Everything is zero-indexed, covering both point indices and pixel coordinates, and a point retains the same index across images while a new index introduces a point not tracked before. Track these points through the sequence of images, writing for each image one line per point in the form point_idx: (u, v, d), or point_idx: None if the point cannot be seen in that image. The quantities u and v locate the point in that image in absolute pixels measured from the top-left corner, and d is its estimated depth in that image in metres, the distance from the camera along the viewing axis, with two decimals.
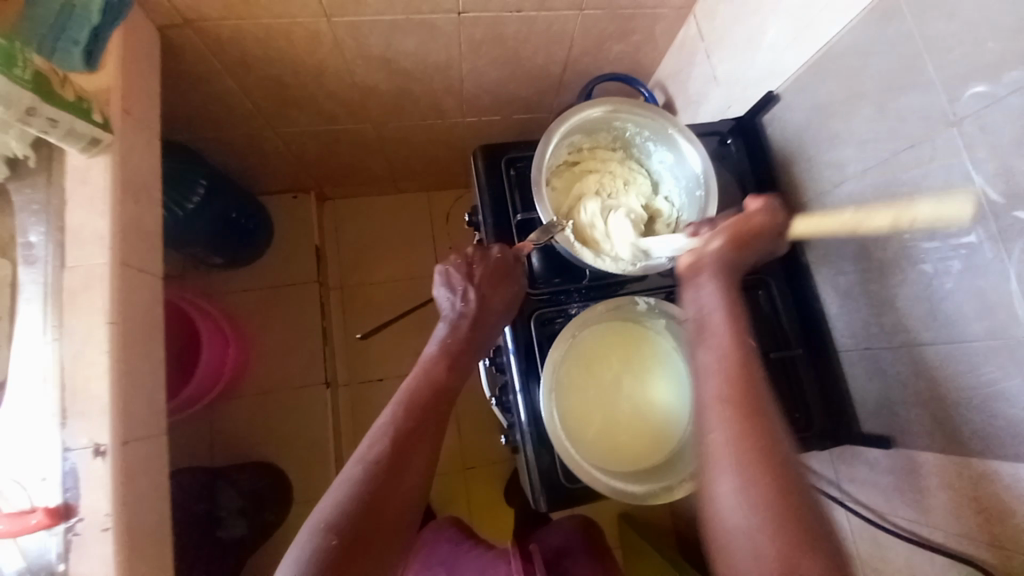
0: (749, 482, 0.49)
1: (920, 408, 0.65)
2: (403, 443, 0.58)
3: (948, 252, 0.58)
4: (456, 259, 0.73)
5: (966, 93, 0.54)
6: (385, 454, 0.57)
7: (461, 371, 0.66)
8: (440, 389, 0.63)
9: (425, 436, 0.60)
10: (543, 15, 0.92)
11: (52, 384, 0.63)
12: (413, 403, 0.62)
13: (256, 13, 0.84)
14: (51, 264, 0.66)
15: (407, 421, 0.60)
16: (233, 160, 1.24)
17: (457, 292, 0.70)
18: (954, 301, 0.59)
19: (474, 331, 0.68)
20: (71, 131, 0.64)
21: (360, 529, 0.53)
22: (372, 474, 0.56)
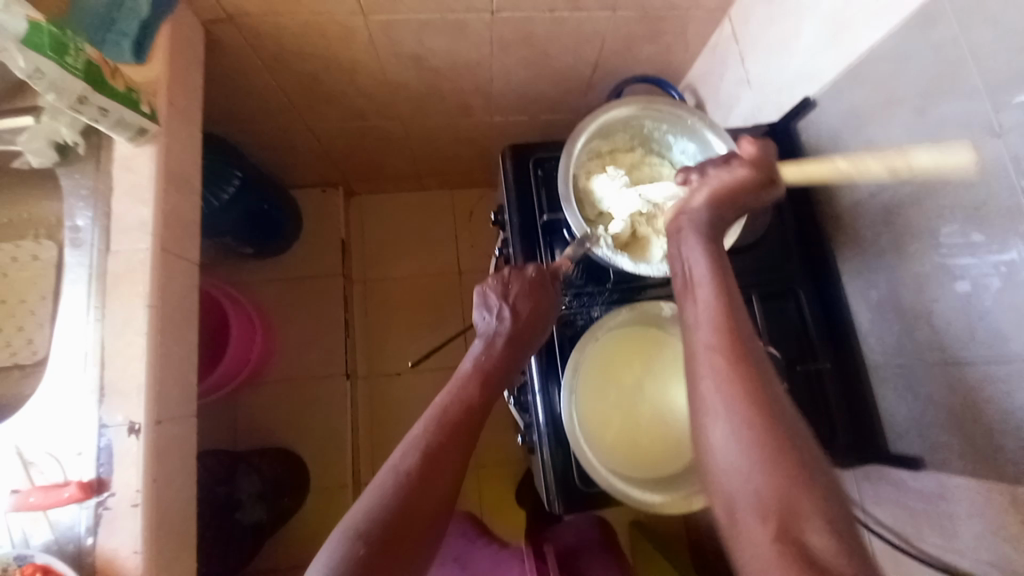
0: (746, 422, 0.52)
1: (954, 429, 0.63)
2: (434, 457, 0.59)
3: (988, 269, 0.56)
4: (493, 279, 0.71)
5: (1011, 104, 0.52)
6: (416, 466, 0.58)
7: (493, 388, 0.66)
8: (471, 406, 0.64)
9: (456, 452, 0.61)
10: (575, 16, 0.93)
11: (93, 361, 0.66)
12: (446, 419, 0.63)
13: (296, 10, 0.86)
14: (97, 247, 0.69)
15: (438, 435, 0.61)
16: (267, 153, 1.27)
17: (493, 311, 0.69)
18: (993, 320, 0.57)
19: (508, 351, 0.67)
20: (121, 120, 0.68)
21: (387, 537, 0.54)
22: (403, 485, 0.57)
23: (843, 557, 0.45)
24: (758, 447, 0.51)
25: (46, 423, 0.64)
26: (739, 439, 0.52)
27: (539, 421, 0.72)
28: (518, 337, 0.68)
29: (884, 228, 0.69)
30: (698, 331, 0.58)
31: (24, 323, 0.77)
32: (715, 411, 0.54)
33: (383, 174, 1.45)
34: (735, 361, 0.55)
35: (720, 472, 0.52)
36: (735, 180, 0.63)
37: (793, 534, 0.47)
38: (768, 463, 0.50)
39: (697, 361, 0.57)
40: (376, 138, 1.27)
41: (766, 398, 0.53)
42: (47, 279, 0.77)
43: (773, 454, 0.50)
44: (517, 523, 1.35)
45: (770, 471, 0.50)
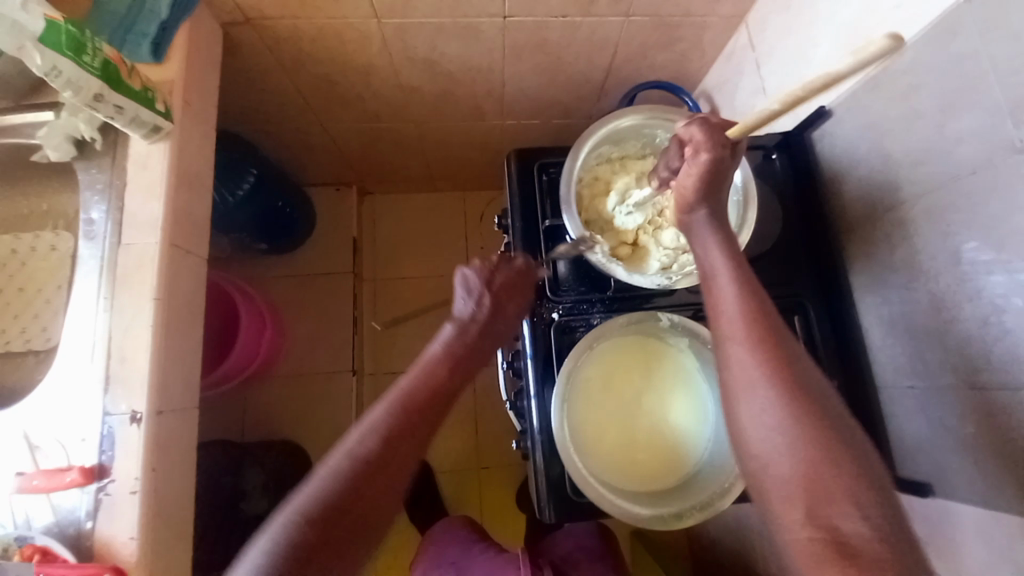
0: (780, 407, 0.52)
1: (968, 455, 0.60)
2: (393, 443, 0.58)
3: (1011, 288, 0.53)
4: (478, 264, 0.71)
5: None
6: (375, 450, 0.57)
7: (462, 375, 0.66)
8: (437, 392, 0.63)
9: (416, 439, 0.60)
10: (588, 21, 0.92)
11: (100, 351, 0.68)
12: (410, 404, 0.62)
13: (310, 13, 0.88)
14: (109, 240, 0.71)
15: (400, 421, 0.60)
16: (282, 152, 1.29)
17: (473, 296, 0.69)
18: (1014, 343, 0.54)
19: (483, 337, 0.68)
20: (135, 118, 0.70)
21: (338, 518, 0.53)
22: (359, 469, 0.56)
23: (876, 543, 0.46)
24: (792, 433, 0.51)
25: (53, 409, 0.66)
26: (774, 424, 0.52)
27: (533, 427, 0.71)
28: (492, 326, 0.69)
29: (900, 243, 0.66)
30: (722, 319, 0.58)
31: (40, 312, 0.80)
32: (747, 396, 0.54)
33: (395, 175, 1.46)
34: (766, 346, 0.55)
35: (753, 458, 0.53)
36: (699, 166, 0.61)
37: (825, 520, 0.48)
38: (803, 449, 0.50)
39: (724, 348, 0.57)
40: (389, 140, 1.28)
41: (795, 379, 0.53)
42: (63, 270, 0.81)
43: (808, 440, 0.50)
44: (515, 528, 1.35)
45: (805, 457, 0.50)
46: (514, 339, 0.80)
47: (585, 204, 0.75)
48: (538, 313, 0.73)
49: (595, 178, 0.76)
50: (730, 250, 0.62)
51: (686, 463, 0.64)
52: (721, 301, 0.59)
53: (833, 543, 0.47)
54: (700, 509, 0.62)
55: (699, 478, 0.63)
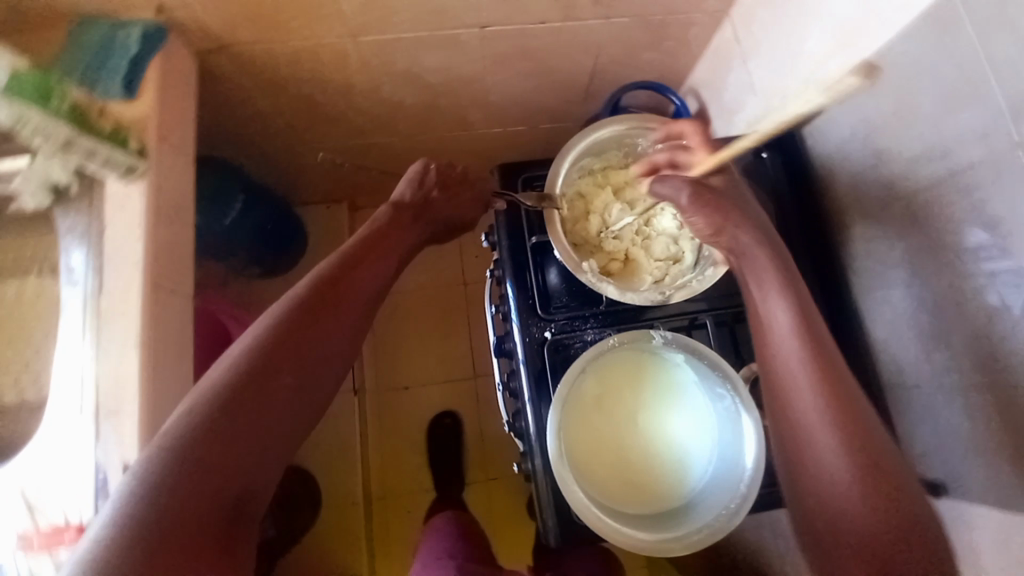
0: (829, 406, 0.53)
1: (981, 457, 0.58)
2: (337, 284, 0.71)
3: (1014, 280, 0.51)
4: (423, 167, 0.86)
5: None
6: (321, 289, 0.69)
7: (397, 245, 0.80)
8: (377, 254, 0.77)
9: (358, 283, 0.73)
10: (569, 26, 0.90)
11: (91, 402, 0.66)
12: (353, 259, 0.74)
13: (285, 36, 0.86)
14: (91, 287, 0.70)
15: (345, 270, 0.73)
16: (269, 173, 1.28)
17: (414, 190, 0.84)
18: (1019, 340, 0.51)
19: (419, 224, 0.83)
20: (108, 160, 0.71)
21: (251, 375, 0.60)
22: (305, 302, 0.67)
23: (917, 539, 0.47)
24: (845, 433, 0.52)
25: (47, 464, 0.65)
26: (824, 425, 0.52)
27: (534, 449, 0.70)
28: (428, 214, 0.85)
29: (899, 240, 0.64)
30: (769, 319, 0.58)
31: (31, 360, 0.79)
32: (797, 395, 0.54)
33: (386, 189, 1.44)
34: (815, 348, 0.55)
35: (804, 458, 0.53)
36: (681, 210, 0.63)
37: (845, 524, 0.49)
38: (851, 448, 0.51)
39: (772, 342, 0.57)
40: (376, 155, 1.26)
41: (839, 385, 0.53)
42: (51, 317, 0.80)
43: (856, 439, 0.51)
44: (524, 535, 1.35)
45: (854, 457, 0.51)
46: (508, 358, 0.78)
47: (569, 226, 0.73)
48: (531, 333, 0.72)
49: (579, 193, 0.75)
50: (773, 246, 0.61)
51: (688, 481, 0.62)
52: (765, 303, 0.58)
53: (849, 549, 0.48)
54: (706, 531, 0.59)
55: (702, 497, 0.61)
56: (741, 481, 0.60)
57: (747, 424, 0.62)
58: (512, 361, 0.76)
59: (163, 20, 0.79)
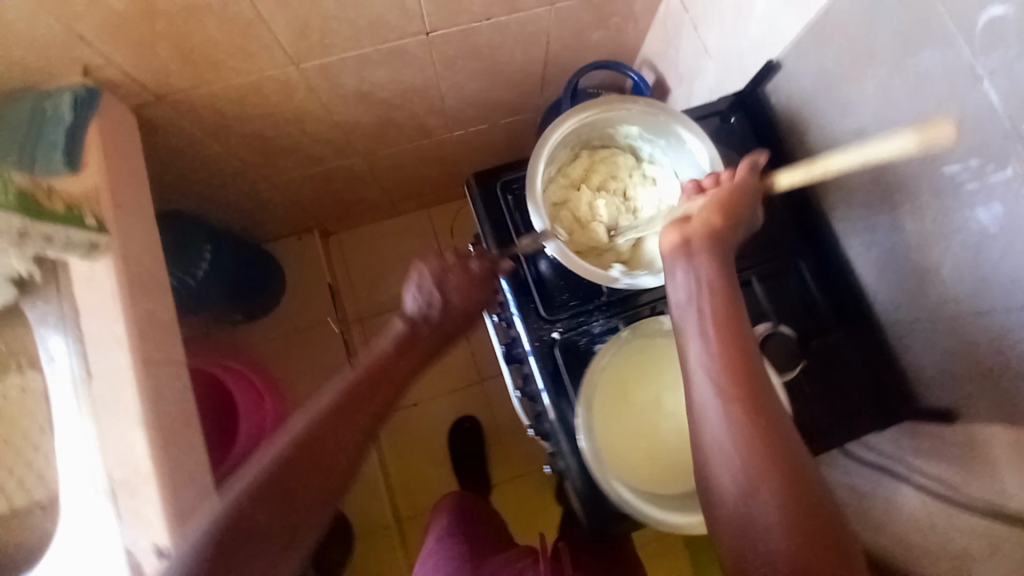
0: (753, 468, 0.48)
1: (982, 375, 0.59)
2: (329, 428, 0.59)
3: (982, 193, 0.54)
4: (432, 259, 0.67)
5: (981, 21, 0.49)
6: (314, 437, 0.58)
7: (408, 367, 0.65)
8: (380, 378, 0.63)
9: (351, 425, 0.60)
10: (514, 18, 0.88)
11: (105, 492, 0.64)
12: (354, 391, 0.61)
13: (225, 75, 0.82)
14: (78, 375, 0.67)
15: (341, 409, 0.60)
16: (233, 218, 1.23)
17: (425, 294, 0.66)
18: (1001, 252, 0.54)
19: (434, 336, 0.66)
20: (69, 242, 0.66)
21: (280, 491, 0.56)
22: (298, 451, 0.57)
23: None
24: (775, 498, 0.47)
25: (76, 560, 0.64)
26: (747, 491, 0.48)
27: (562, 450, 0.69)
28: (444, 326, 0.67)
29: (875, 184, 0.66)
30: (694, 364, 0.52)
31: (32, 459, 0.76)
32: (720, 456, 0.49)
33: (355, 211, 1.40)
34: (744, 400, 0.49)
35: (727, 526, 0.49)
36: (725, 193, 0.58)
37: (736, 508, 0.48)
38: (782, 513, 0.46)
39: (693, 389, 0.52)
40: (340, 178, 1.23)
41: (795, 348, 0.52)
42: (43, 412, 0.76)
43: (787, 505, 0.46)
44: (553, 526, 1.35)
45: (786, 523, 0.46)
46: (519, 364, 0.78)
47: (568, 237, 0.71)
48: (538, 335, 0.71)
49: (557, 206, 0.73)
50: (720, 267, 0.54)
51: None
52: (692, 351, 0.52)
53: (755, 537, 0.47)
54: None
55: None
56: None
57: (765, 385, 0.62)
58: (524, 366, 0.75)
59: (92, 81, 0.75)
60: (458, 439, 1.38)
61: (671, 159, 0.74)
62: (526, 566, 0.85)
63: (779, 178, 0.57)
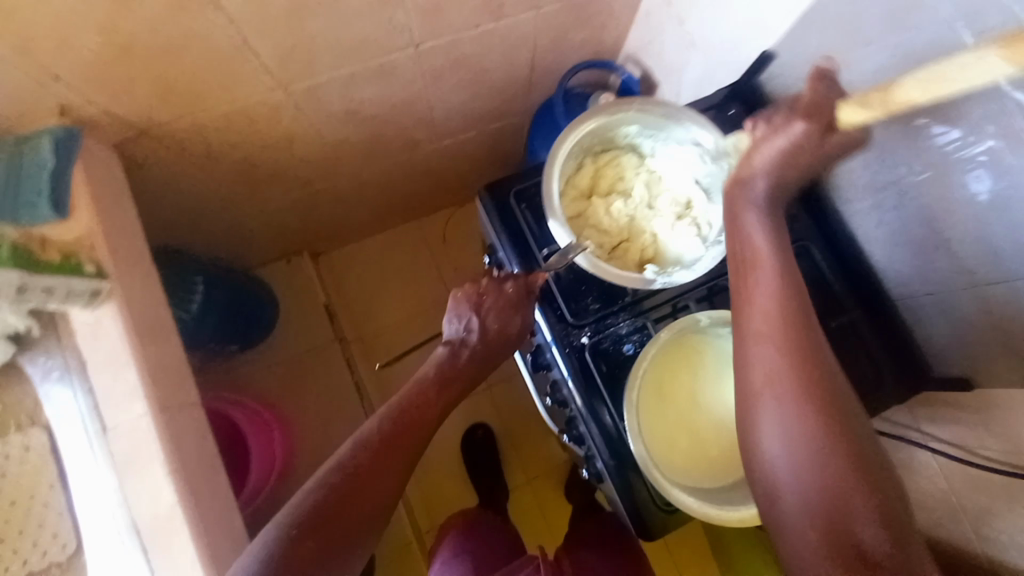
0: (798, 420, 0.51)
1: (994, 340, 0.62)
2: (379, 454, 0.61)
3: (971, 165, 0.58)
4: (468, 286, 0.72)
5: None
6: (363, 463, 0.60)
7: (451, 391, 0.69)
8: (427, 407, 0.67)
9: (399, 453, 0.62)
10: (501, 24, 0.87)
11: (135, 544, 0.63)
12: (401, 419, 0.64)
13: (210, 104, 0.78)
14: (92, 430, 0.65)
15: (389, 436, 0.63)
16: (221, 249, 1.19)
17: (464, 321, 0.71)
18: (994, 218, 0.57)
19: (472, 364, 0.71)
20: (70, 292, 0.63)
21: (329, 521, 0.56)
22: (347, 478, 0.59)
23: (892, 559, 0.45)
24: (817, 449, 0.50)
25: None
26: (790, 441, 0.51)
27: (600, 451, 0.69)
28: (484, 351, 0.71)
29: (877, 166, 0.69)
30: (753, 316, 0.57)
31: (42, 519, 0.72)
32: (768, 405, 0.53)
33: (346, 228, 1.37)
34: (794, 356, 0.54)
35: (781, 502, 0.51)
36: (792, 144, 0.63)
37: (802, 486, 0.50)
38: (822, 462, 0.49)
39: (748, 347, 0.56)
40: (329, 198, 1.19)
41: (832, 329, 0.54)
42: (51, 467, 0.72)
43: (828, 456, 0.49)
44: (560, 536, 1.34)
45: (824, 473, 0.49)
46: (546, 371, 0.78)
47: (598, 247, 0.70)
48: (568, 341, 0.72)
49: (576, 218, 0.72)
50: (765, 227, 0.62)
51: None
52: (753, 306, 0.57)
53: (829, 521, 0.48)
54: None
55: None
56: None
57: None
58: (552, 372, 0.75)
59: (71, 121, 0.71)
60: (471, 448, 1.37)
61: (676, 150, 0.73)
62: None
63: (842, 111, 0.64)
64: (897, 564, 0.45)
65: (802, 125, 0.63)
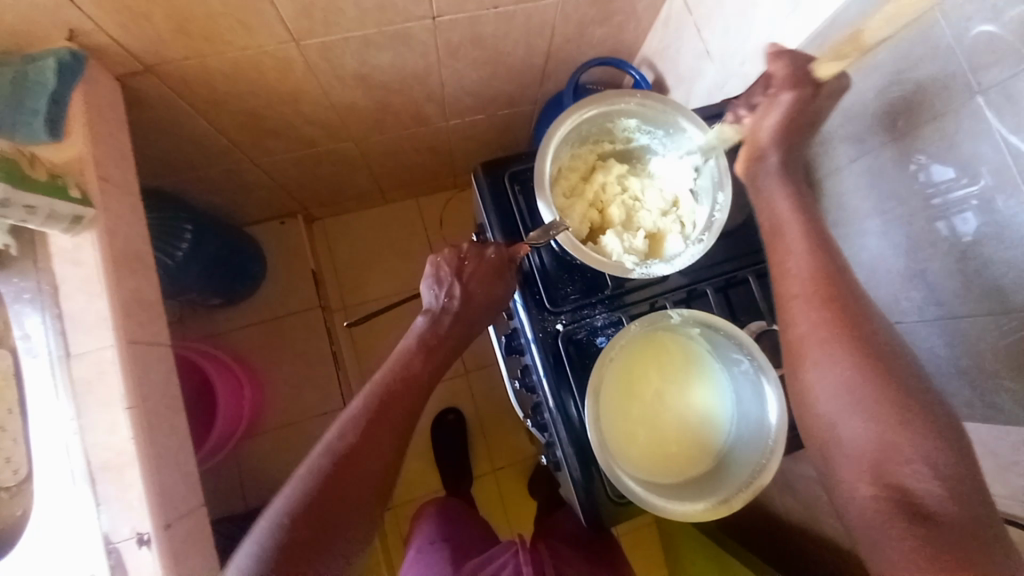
0: (845, 369, 0.56)
1: (964, 377, 0.63)
2: (365, 435, 0.63)
3: (959, 205, 0.58)
4: (449, 253, 0.72)
5: (971, 31, 0.53)
6: (350, 446, 0.62)
7: (435, 365, 0.69)
8: (412, 382, 0.67)
9: (387, 433, 0.64)
10: (521, 8, 0.87)
11: (84, 473, 0.62)
12: (384, 398, 0.66)
13: (220, 49, 0.78)
14: (57, 355, 0.64)
15: (374, 416, 0.64)
16: (216, 199, 1.19)
17: (444, 288, 0.71)
18: (977, 258, 0.58)
19: (454, 330, 0.70)
20: (52, 214, 0.62)
21: (322, 507, 0.59)
22: (335, 462, 0.61)
23: (943, 497, 0.50)
24: (865, 394, 0.55)
25: (52, 542, 0.62)
26: (838, 387, 0.56)
27: (561, 440, 0.70)
28: (465, 316, 0.71)
29: (870, 191, 0.69)
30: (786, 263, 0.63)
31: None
32: (814, 361, 0.59)
33: (345, 196, 1.37)
34: (835, 319, 0.58)
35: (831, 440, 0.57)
36: (785, 107, 0.65)
37: (887, 476, 0.52)
38: (873, 408, 0.54)
39: (785, 298, 0.62)
40: (330, 162, 1.19)
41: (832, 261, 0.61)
42: (10, 391, 0.72)
43: (876, 406, 0.54)
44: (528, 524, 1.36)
45: (875, 414, 0.54)
46: (519, 356, 0.79)
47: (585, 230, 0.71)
48: (543, 327, 0.72)
49: (568, 199, 0.72)
50: (796, 201, 0.65)
51: (713, 444, 0.65)
52: (789, 278, 0.62)
53: (899, 498, 0.52)
54: (743, 487, 0.62)
55: (730, 455, 0.64)
56: (767, 435, 0.63)
57: (764, 383, 0.64)
58: (524, 357, 0.76)
59: (77, 47, 0.71)
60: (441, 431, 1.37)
61: (672, 150, 0.74)
62: (505, 561, 0.84)
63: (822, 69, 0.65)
64: (948, 505, 0.50)
65: (791, 94, 0.65)
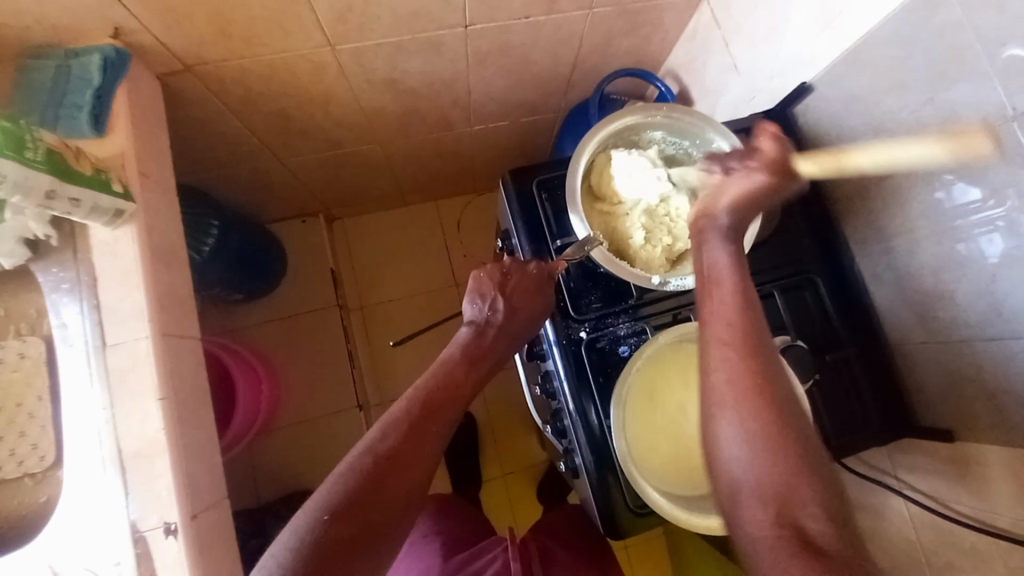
0: (756, 445, 0.48)
1: (986, 399, 0.63)
2: (412, 439, 0.59)
3: (986, 225, 0.59)
4: (490, 267, 0.73)
5: (1003, 55, 0.53)
6: (394, 449, 0.58)
7: (479, 374, 0.68)
8: (455, 390, 0.65)
9: (431, 440, 0.61)
10: (551, 19, 0.88)
11: (114, 460, 0.64)
12: (428, 403, 0.63)
13: (258, 51, 0.80)
14: (92, 344, 0.66)
15: (418, 420, 0.61)
16: (240, 196, 1.21)
17: (487, 301, 0.71)
18: (1006, 280, 0.58)
19: (498, 343, 0.69)
20: (95, 207, 0.64)
21: (365, 515, 0.54)
22: (379, 465, 0.57)
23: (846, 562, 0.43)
24: (771, 467, 0.48)
25: (80, 528, 0.64)
26: (749, 464, 0.48)
27: (581, 447, 0.71)
28: (506, 327, 0.70)
29: (897, 209, 0.69)
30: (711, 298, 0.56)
31: (27, 428, 0.74)
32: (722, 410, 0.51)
33: (367, 198, 1.39)
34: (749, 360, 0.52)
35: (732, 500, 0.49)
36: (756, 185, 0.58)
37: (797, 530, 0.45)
38: (777, 466, 0.47)
39: (707, 355, 0.53)
40: (354, 164, 1.21)
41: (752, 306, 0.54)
42: (42, 379, 0.74)
43: (782, 466, 0.47)
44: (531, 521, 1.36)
45: (778, 474, 0.47)
46: (540, 362, 0.79)
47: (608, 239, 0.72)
48: (566, 335, 0.73)
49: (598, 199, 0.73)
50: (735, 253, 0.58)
51: None
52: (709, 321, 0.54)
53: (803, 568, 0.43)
54: None
55: None
56: None
57: None
58: (546, 364, 0.77)
59: (121, 44, 0.73)
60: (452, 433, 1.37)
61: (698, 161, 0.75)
62: (496, 555, 0.85)
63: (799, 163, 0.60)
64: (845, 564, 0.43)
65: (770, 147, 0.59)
